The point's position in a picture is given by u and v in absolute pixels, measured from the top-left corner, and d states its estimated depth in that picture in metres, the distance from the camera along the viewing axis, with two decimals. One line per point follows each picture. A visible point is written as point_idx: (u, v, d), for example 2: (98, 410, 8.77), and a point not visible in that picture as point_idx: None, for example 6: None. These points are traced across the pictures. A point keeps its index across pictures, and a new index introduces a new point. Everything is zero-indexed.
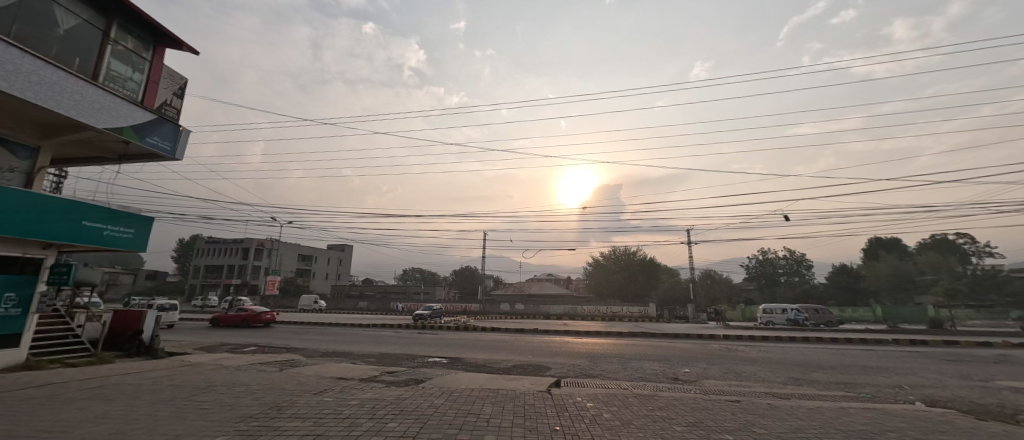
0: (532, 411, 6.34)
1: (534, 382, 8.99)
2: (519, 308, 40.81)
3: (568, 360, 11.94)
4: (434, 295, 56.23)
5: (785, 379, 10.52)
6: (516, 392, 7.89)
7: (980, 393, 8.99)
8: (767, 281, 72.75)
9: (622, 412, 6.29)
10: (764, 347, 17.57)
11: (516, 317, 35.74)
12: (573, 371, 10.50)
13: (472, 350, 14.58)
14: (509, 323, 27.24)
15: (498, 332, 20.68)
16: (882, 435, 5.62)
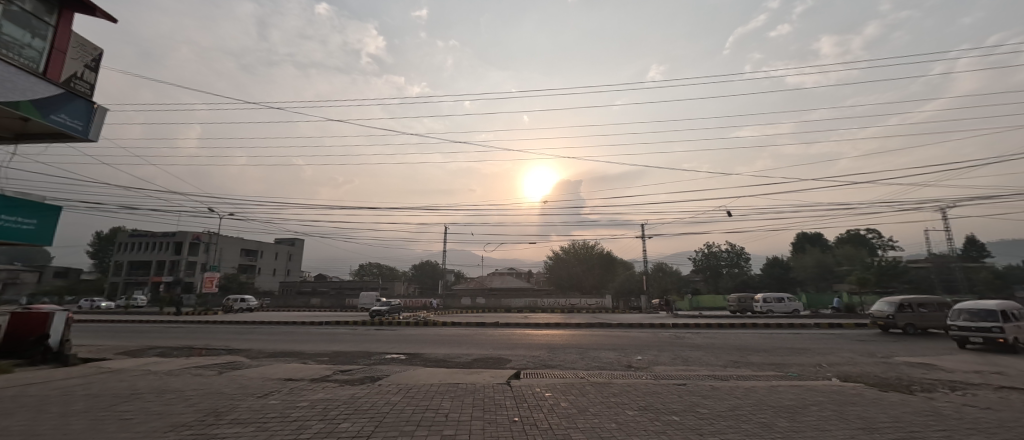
0: (491, 404, 6.33)
1: (493, 375, 8.99)
2: (480, 302, 40.74)
3: (527, 352, 12.11)
4: (393, 291, 54.79)
5: (725, 362, 11.33)
6: (476, 386, 7.85)
7: (884, 368, 10.20)
8: (711, 272, 78.03)
9: (579, 400, 6.44)
10: (709, 333, 18.82)
11: (478, 311, 35.62)
12: (533, 362, 10.67)
13: (431, 344, 14.38)
14: (469, 317, 27.11)
15: (459, 326, 20.58)
16: (807, 409, 6.19)
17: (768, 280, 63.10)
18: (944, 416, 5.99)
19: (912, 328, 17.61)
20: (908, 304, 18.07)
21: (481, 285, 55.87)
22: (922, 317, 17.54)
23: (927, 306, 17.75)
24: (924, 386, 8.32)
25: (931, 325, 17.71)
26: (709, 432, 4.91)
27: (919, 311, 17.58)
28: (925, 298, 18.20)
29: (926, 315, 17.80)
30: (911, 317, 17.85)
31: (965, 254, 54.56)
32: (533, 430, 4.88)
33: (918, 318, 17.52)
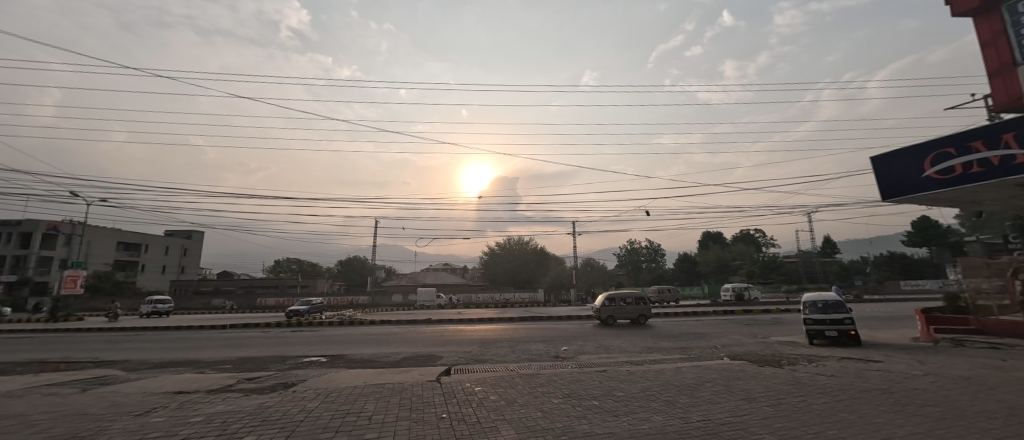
0: (419, 402, 6.06)
1: (422, 372, 8.68)
2: (412, 300, 39.35)
3: (458, 347, 11.88)
4: (314, 288, 50.53)
5: (640, 348, 12.24)
6: (404, 385, 7.48)
7: (764, 347, 11.84)
8: (633, 267, 84.38)
9: (508, 392, 6.45)
10: (629, 323, 20.21)
11: (410, 308, 34.36)
12: (465, 358, 10.52)
13: (355, 345, 13.46)
14: (400, 315, 26.08)
15: (387, 324, 19.67)
16: (704, 386, 6.91)
17: (679, 273, 69.97)
18: (805, 384, 7.10)
19: (612, 320, 19.27)
20: (613, 298, 19.78)
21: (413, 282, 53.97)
22: (618, 309, 19.21)
23: (625, 300, 19.46)
24: (792, 360, 9.80)
25: (629, 316, 19.45)
26: (625, 413, 5.20)
27: (615, 305, 19.24)
28: (631, 292, 19.94)
29: (625, 308, 19.53)
30: (614, 309, 19.52)
31: (824, 250, 66.04)
32: (460, 426, 4.74)
33: (613, 311, 19.24)
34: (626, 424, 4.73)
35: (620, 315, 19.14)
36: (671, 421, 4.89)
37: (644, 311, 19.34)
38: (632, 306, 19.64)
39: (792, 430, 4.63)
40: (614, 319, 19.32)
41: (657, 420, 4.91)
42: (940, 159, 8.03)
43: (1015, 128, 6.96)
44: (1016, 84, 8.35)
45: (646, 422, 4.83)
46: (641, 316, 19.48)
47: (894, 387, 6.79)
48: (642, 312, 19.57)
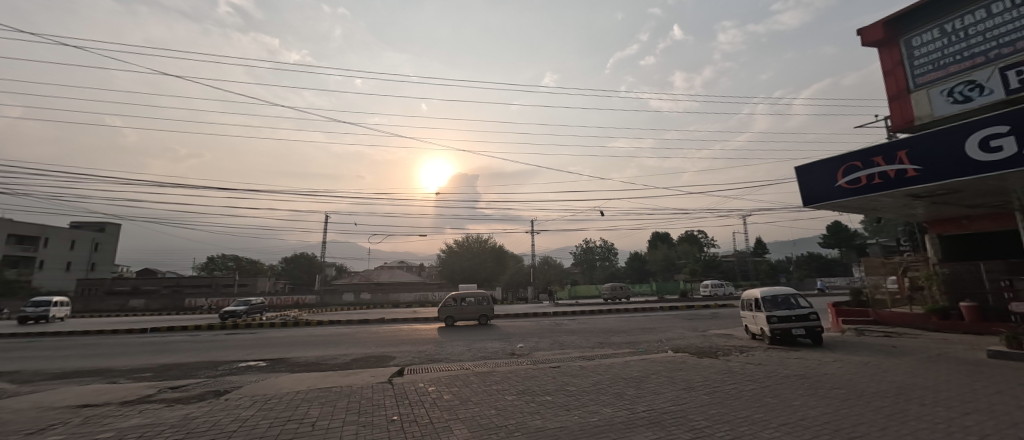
0: (369, 405, 5.84)
1: (373, 374, 8.37)
2: (364, 299, 37.78)
3: (413, 346, 11.63)
4: (254, 287, 47.02)
5: (592, 344, 12.66)
6: (353, 388, 7.17)
7: (703, 339, 12.74)
8: (587, 265, 87.08)
9: (463, 391, 6.40)
10: (583, 319, 20.83)
11: (362, 307, 32.97)
12: (419, 358, 10.25)
13: (301, 347, 12.68)
14: (351, 314, 24.96)
15: (335, 325, 18.74)
16: (648, 378, 7.30)
17: (629, 271, 73.32)
18: (737, 373, 7.73)
19: (450, 321, 17.23)
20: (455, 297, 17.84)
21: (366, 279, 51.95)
22: (458, 309, 17.38)
23: (467, 299, 17.63)
24: (726, 351, 10.63)
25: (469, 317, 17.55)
26: (576, 407, 5.35)
27: (456, 304, 17.43)
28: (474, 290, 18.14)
29: (466, 307, 17.61)
30: (453, 309, 17.51)
31: (756, 250, 72.31)
32: (412, 427, 4.63)
33: (453, 311, 17.41)
34: (576, 417, 4.87)
35: (460, 315, 17.28)
36: (619, 412, 5.10)
37: (486, 311, 17.74)
38: (474, 306, 17.77)
39: (726, 415, 5.01)
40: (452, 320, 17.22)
41: (606, 412, 5.10)
42: (850, 172, 8.66)
43: (908, 146, 7.57)
44: (910, 109, 9.64)
45: (595, 415, 5.00)
46: (482, 317, 17.65)
47: (810, 373, 7.59)
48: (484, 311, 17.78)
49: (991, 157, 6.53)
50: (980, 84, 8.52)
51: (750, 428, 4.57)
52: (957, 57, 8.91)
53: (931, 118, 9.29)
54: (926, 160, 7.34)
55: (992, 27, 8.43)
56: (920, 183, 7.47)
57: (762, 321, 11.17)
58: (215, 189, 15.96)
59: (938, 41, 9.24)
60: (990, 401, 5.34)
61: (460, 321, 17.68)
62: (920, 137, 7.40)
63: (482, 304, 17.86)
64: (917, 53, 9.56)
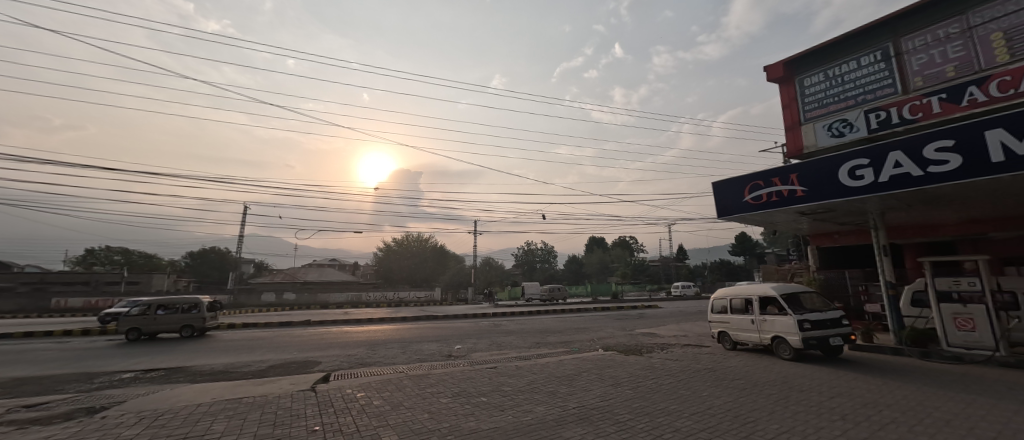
0: (286, 416, 5.29)
1: (293, 381, 7.26)
2: (288, 299, 35.22)
3: (343, 348, 11.28)
4: (149, 286, 41.70)
5: (529, 344, 13.39)
6: (269, 397, 6.12)
7: (630, 338, 14.07)
8: (527, 267, 89.08)
9: (394, 396, 6.27)
10: (520, 320, 21.62)
11: (285, 308, 30.85)
12: (348, 362, 9.53)
13: (207, 353, 11.64)
14: (273, 316, 23.35)
15: (253, 328, 17.45)
16: (578, 376, 8.11)
17: (567, 273, 76.37)
18: (657, 369, 8.85)
19: (132, 334, 14.63)
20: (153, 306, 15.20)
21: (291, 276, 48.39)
22: (149, 320, 14.83)
23: (165, 308, 15.11)
24: (649, 349, 11.94)
25: (163, 329, 15.01)
26: (509, 406, 5.95)
27: (150, 314, 14.89)
28: (185, 299, 15.63)
29: (163, 318, 15.07)
30: (143, 320, 14.90)
31: (679, 256, 79.30)
32: (336, 437, 4.56)
33: (142, 322, 14.75)
34: (510, 417, 5.46)
35: (149, 328, 14.74)
36: (551, 410, 5.80)
37: (194, 321, 15.29)
38: (176, 316, 15.25)
39: (643, 408, 5.91)
40: (135, 334, 14.66)
41: (539, 411, 5.77)
42: (754, 189, 9.93)
43: (798, 171, 8.95)
44: (800, 138, 11.52)
45: (529, 414, 5.64)
46: (183, 329, 15.11)
47: (718, 366, 8.97)
48: (187, 323, 15.25)
49: (854, 184, 7.97)
50: (850, 123, 10.40)
51: (667, 418, 5.47)
52: (835, 99, 10.78)
53: (815, 148, 11.16)
54: (810, 184, 8.73)
55: (860, 76, 10.30)
56: (803, 203, 8.92)
57: (776, 327, 9.10)
58: (103, 170, 13.98)
59: (823, 83, 11.09)
60: (848, 386, 6.89)
61: (155, 334, 15.07)
62: (808, 164, 8.77)
63: (189, 312, 15.47)
64: (808, 92, 11.42)
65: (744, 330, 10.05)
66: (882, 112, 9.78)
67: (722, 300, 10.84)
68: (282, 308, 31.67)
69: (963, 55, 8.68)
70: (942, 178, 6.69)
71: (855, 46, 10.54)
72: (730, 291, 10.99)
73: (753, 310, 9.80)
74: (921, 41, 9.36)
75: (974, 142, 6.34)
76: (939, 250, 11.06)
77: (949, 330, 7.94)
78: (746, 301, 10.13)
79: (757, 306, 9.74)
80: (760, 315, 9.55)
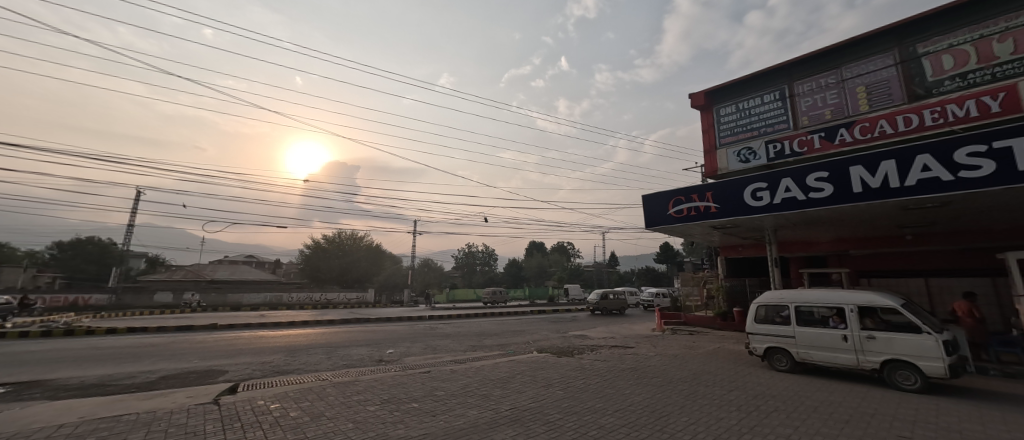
0: (180, 434, 4.74)
1: (190, 394, 6.52)
2: (189, 300, 31.13)
3: (256, 355, 10.33)
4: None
5: (465, 347, 13.38)
6: (158, 413, 5.45)
7: (564, 340, 14.65)
8: (467, 269, 88.56)
9: (314, 406, 5.93)
10: (457, 323, 21.45)
11: (188, 310, 27.50)
12: (263, 370, 8.78)
13: (81, 363, 9.99)
14: (174, 319, 20.69)
15: (145, 333, 15.30)
16: (511, 378, 8.30)
17: (507, 277, 77.26)
18: (588, 370, 9.31)
19: None
20: None
21: (197, 273, 43.09)
22: None
23: None
24: (580, 350, 12.52)
25: None
26: (441, 412, 5.94)
27: None
28: None
29: None
30: None
31: (612, 262, 84.24)
32: None
33: None
34: (442, 422, 5.47)
35: None
36: (484, 413, 5.90)
37: None
38: None
39: (570, 408, 6.24)
40: None
41: (471, 415, 5.84)
42: (677, 204, 10.85)
43: (713, 189, 10.01)
44: (716, 161, 12.89)
45: (461, 418, 5.69)
46: None
47: (639, 365, 9.70)
48: None
49: (755, 204, 9.15)
50: (755, 151, 11.91)
51: (593, 416, 5.83)
52: (744, 129, 12.27)
53: (727, 170, 12.56)
54: (722, 202, 9.82)
55: (764, 112, 11.88)
56: (715, 218, 10.01)
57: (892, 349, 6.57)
58: None
59: (735, 114, 12.58)
60: (745, 380, 7.87)
61: None
62: (720, 184, 9.85)
63: None
64: (723, 120, 12.87)
65: (822, 349, 7.33)
66: (779, 144, 11.35)
67: (779, 309, 7.99)
68: (184, 309, 28.16)
69: (838, 102, 10.45)
70: (820, 204, 7.97)
71: (759, 85, 12.15)
72: (784, 294, 8.17)
73: (842, 323, 7.14)
74: (809, 86, 11.07)
75: (843, 175, 7.65)
76: (816, 263, 13.10)
77: None
78: (824, 312, 7.48)
79: (849, 318, 7.10)
80: (858, 330, 6.93)
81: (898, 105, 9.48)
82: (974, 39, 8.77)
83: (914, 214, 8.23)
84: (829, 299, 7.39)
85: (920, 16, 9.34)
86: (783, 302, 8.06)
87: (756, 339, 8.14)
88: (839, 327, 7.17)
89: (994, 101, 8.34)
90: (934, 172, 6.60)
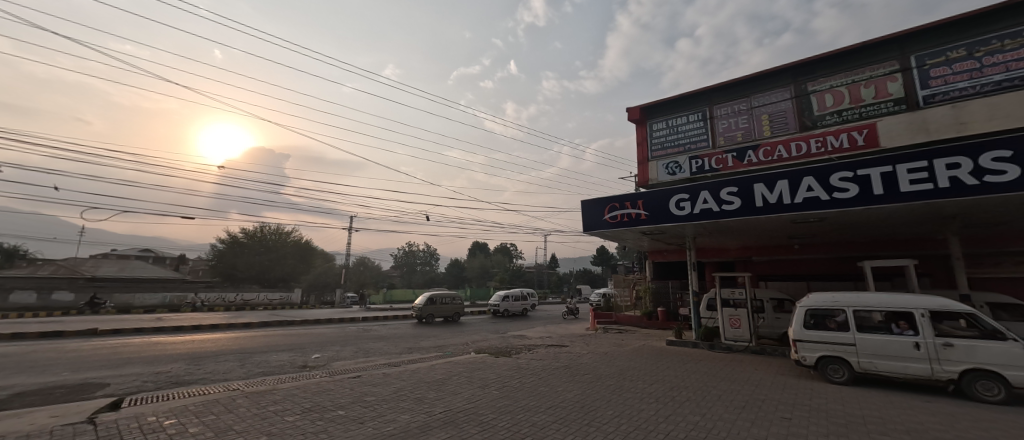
0: None
1: (56, 413, 5.55)
2: (63, 300, 26.38)
3: (151, 364, 9.12)
4: None
5: (400, 349, 13.00)
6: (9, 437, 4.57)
7: (502, 340, 14.81)
8: (406, 268, 85.84)
9: (220, 419, 5.35)
10: (393, 325, 20.75)
11: (64, 312, 23.43)
12: (159, 381, 7.80)
13: None
14: (44, 323, 17.51)
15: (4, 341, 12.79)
16: (445, 380, 8.21)
17: (448, 277, 76.30)
18: (524, 369, 9.50)
19: None
20: None
21: (76, 269, 36.73)
22: None
23: None
24: (518, 350, 12.73)
25: None
26: (370, 418, 5.69)
27: None
28: None
29: None
30: None
31: (552, 264, 87.09)
32: None
33: None
34: (370, 429, 5.24)
35: None
36: (417, 417, 5.75)
37: None
38: None
39: (505, 408, 6.30)
40: None
41: (403, 419, 5.66)
42: (612, 210, 11.36)
43: (644, 198, 10.73)
44: (647, 171, 13.83)
45: (391, 423, 5.49)
46: None
47: (572, 363, 10.09)
48: None
49: (678, 213, 9.99)
50: (680, 165, 13.00)
51: (526, 414, 5.96)
52: (673, 144, 13.34)
53: (657, 181, 13.52)
54: (650, 210, 10.59)
55: (689, 130, 13.03)
56: (644, 225, 10.77)
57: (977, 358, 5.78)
58: None
59: (666, 130, 13.63)
60: (666, 373, 8.55)
61: None
62: (651, 193, 10.59)
63: None
64: (654, 135, 13.88)
65: (889, 358, 6.38)
66: (701, 160, 12.50)
67: (830, 312, 7.03)
68: (57, 311, 23.89)
69: (747, 127, 11.83)
70: (730, 215, 8.93)
71: (686, 106, 13.31)
72: (835, 297, 7.14)
73: (911, 329, 6.29)
74: (727, 110, 12.35)
75: (749, 191, 8.64)
76: (726, 267, 14.62)
77: (726, 327, 10.56)
78: (887, 318, 6.57)
79: (918, 324, 6.26)
80: (932, 337, 6.10)
81: (794, 134, 10.94)
82: (849, 83, 10.42)
83: (801, 227, 9.55)
84: (896, 302, 6.52)
85: (819, 58, 10.80)
86: (837, 305, 7.02)
87: (805, 346, 7.03)
88: (906, 334, 6.31)
89: (860, 135, 9.99)
90: (816, 192, 7.74)
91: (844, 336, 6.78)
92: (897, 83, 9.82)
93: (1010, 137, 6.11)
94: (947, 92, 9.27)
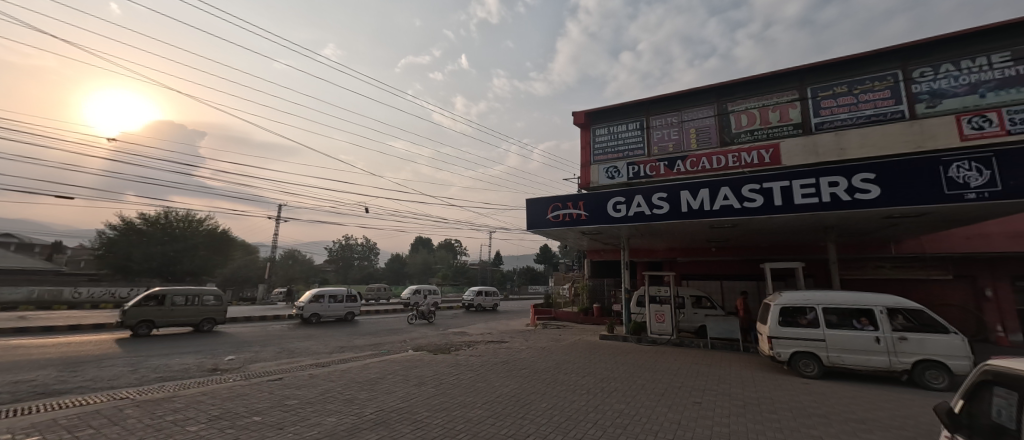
0: None
1: None
2: None
3: (9, 372, 7.64)
4: None
5: (331, 349, 12.23)
6: None
7: (441, 337, 14.58)
8: (342, 263, 81.18)
9: (101, 433, 4.63)
10: (323, 324, 19.47)
11: None
12: (19, 392, 6.56)
13: None
14: None
15: None
16: (379, 379, 7.90)
17: (387, 272, 73.50)
18: (463, 366, 9.42)
19: None
20: None
21: None
22: None
23: None
24: (457, 347, 12.61)
25: None
26: (291, 423, 5.28)
27: None
28: None
29: None
30: None
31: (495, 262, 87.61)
32: None
33: None
34: (291, 435, 4.87)
35: None
36: (346, 419, 5.47)
37: None
38: None
39: (442, 405, 6.19)
40: None
41: (329, 422, 5.35)
42: (555, 210, 11.65)
43: (584, 199, 11.13)
44: (589, 174, 14.40)
45: (316, 427, 5.16)
46: None
47: (511, 359, 10.24)
48: None
49: (614, 215, 10.54)
50: (619, 170, 13.70)
51: (461, 411, 5.95)
52: (613, 150, 14.03)
53: (597, 184, 14.12)
54: (590, 211, 11.03)
55: (629, 137, 13.79)
56: (584, 225, 11.20)
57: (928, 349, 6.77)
58: None
59: (607, 136, 14.30)
60: (601, 366, 9.00)
61: None
62: (592, 195, 11.04)
63: None
64: (597, 139, 14.49)
65: (854, 352, 7.15)
66: (637, 166, 13.30)
67: (803, 309, 7.61)
68: None
69: (678, 138, 12.80)
70: (659, 219, 9.63)
71: (627, 114, 14.06)
72: (806, 296, 7.72)
73: (872, 325, 7.11)
74: (662, 121, 13.26)
75: (677, 197, 9.37)
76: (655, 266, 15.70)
77: (652, 322, 11.33)
78: (852, 315, 7.34)
79: (879, 320, 7.12)
80: (890, 332, 6.99)
81: (718, 147, 12.05)
82: (761, 106, 11.73)
83: (716, 232, 10.55)
84: (862, 301, 7.31)
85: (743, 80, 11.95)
86: (809, 303, 7.61)
87: (781, 343, 7.51)
88: (868, 329, 7.13)
89: (767, 154, 11.33)
90: (730, 201, 8.60)
91: (817, 332, 7.41)
92: (797, 109, 11.25)
93: (876, 162, 7.26)
94: (830, 122, 10.81)
